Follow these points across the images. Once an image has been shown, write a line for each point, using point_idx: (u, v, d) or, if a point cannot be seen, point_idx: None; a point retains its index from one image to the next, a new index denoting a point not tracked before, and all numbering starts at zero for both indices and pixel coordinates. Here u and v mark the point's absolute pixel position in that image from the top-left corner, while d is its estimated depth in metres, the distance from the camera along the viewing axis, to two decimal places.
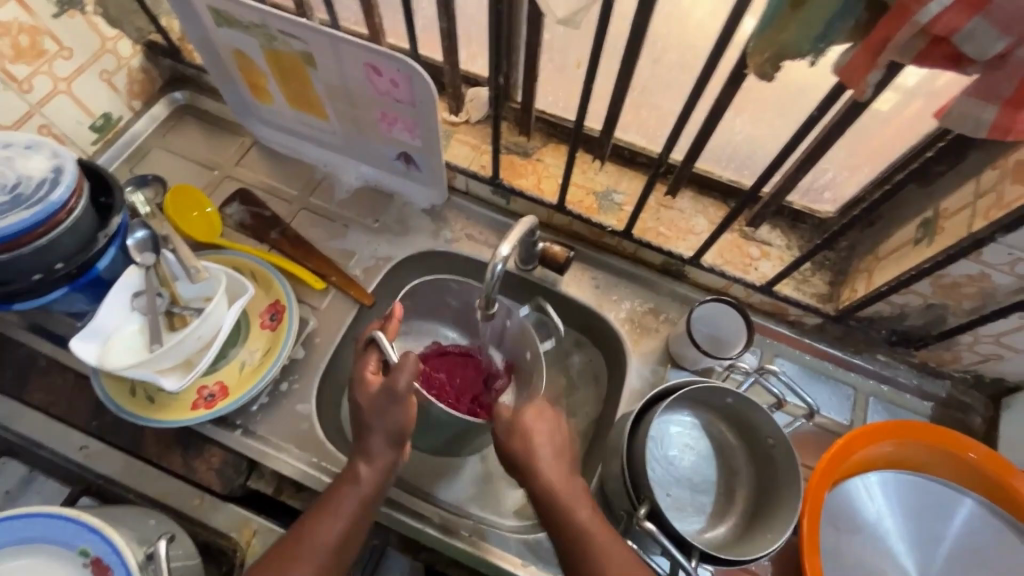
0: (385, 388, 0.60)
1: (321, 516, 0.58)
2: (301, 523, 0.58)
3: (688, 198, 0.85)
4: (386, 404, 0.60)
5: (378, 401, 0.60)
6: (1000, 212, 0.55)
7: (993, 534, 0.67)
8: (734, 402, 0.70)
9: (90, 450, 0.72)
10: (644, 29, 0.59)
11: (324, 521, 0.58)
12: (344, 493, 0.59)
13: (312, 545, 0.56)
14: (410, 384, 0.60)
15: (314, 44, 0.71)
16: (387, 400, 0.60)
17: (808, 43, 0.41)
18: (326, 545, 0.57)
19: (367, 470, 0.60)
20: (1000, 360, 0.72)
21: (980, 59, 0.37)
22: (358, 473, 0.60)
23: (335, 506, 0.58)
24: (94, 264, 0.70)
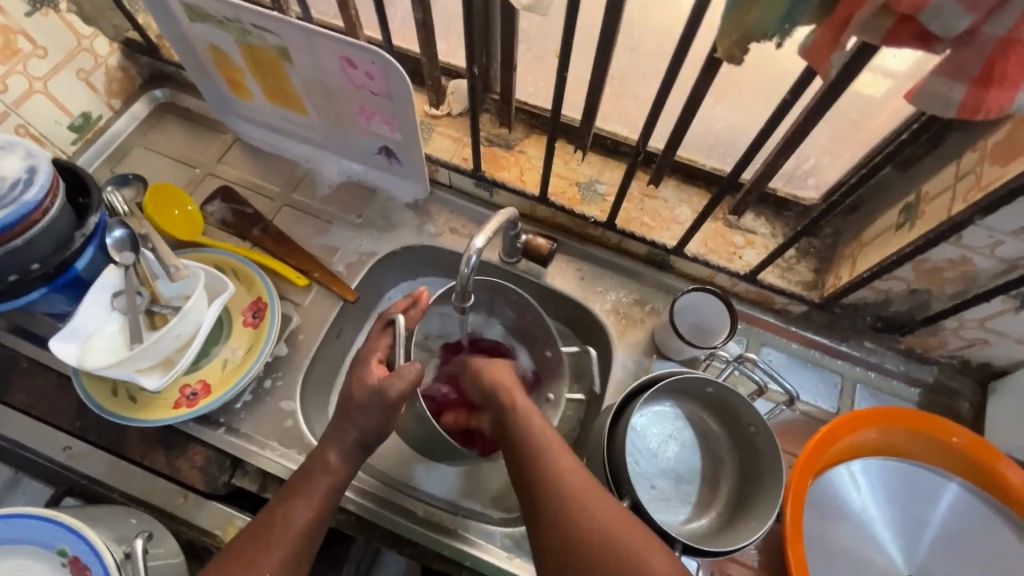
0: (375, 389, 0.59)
1: (292, 501, 0.57)
2: (274, 508, 0.57)
3: (671, 187, 0.84)
4: (374, 406, 0.59)
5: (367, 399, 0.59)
6: (979, 195, 0.54)
7: (978, 518, 0.67)
8: (714, 391, 0.70)
9: (73, 451, 0.71)
10: (617, 16, 0.58)
11: (296, 506, 0.57)
12: (316, 476, 0.59)
13: (285, 529, 0.55)
14: (402, 394, 0.59)
15: (288, 38, 0.70)
16: (374, 401, 0.59)
17: (773, 24, 0.40)
18: (299, 531, 0.56)
19: (339, 459, 0.60)
20: (986, 344, 0.71)
21: (946, 38, 0.36)
22: (330, 463, 0.59)
23: (308, 490, 0.58)
24: (72, 264, 0.70)
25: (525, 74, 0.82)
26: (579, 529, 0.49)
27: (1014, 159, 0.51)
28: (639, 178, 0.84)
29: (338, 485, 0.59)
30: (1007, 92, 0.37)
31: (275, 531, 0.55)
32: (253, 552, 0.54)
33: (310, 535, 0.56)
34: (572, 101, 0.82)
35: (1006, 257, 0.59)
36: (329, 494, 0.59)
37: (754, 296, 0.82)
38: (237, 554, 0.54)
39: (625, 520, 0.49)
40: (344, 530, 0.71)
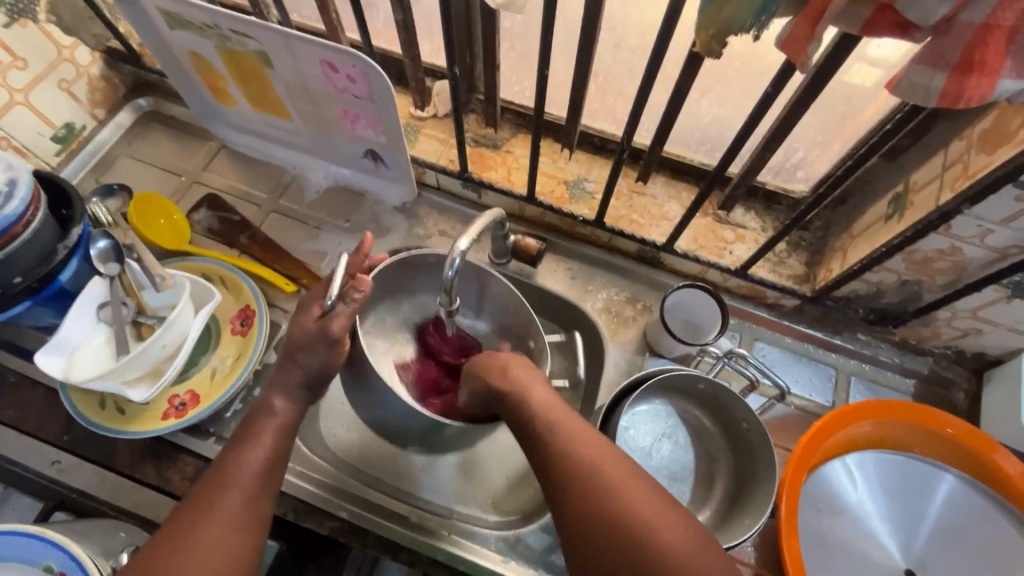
0: (318, 331, 0.60)
1: (244, 446, 0.56)
2: (226, 455, 0.56)
3: (660, 183, 0.83)
4: (316, 345, 0.60)
5: (305, 340, 0.60)
6: (966, 183, 0.54)
7: (975, 510, 0.67)
8: (705, 388, 0.70)
9: (62, 464, 0.71)
10: (597, 12, 0.57)
11: (248, 449, 0.56)
12: (264, 421, 0.58)
13: (237, 472, 0.54)
14: (343, 329, 0.60)
15: (268, 43, 0.69)
16: (319, 343, 0.60)
17: (750, 16, 0.39)
18: (254, 472, 0.55)
19: (284, 403, 0.60)
20: (979, 334, 0.71)
21: (925, 26, 0.35)
22: (273, 405, 0.59)
23: (259, 432, 0.57)
24: (56, 276, 0.69)
25: (509, 73, 0.81)
26: (612, 515, 0.46)
27: (1002, 146, 0.50)
28: (627, 175, 0.84)
29: (288, 426, 0.59)
30: (987, 79, 0.37)
31: (232, 473, 0.54)
32: (211, 495, 0.52)
33: (267, 475, 0.56)
34: (557, 99, 0.81)
35: (996, 246, 0.58)
36: (280, 435, 0.58)
37: (745, 291, 0.81)
38: (193, 502, 0.52)
39: (656, 505, 0.46)
40: (337, 538, 0.69)
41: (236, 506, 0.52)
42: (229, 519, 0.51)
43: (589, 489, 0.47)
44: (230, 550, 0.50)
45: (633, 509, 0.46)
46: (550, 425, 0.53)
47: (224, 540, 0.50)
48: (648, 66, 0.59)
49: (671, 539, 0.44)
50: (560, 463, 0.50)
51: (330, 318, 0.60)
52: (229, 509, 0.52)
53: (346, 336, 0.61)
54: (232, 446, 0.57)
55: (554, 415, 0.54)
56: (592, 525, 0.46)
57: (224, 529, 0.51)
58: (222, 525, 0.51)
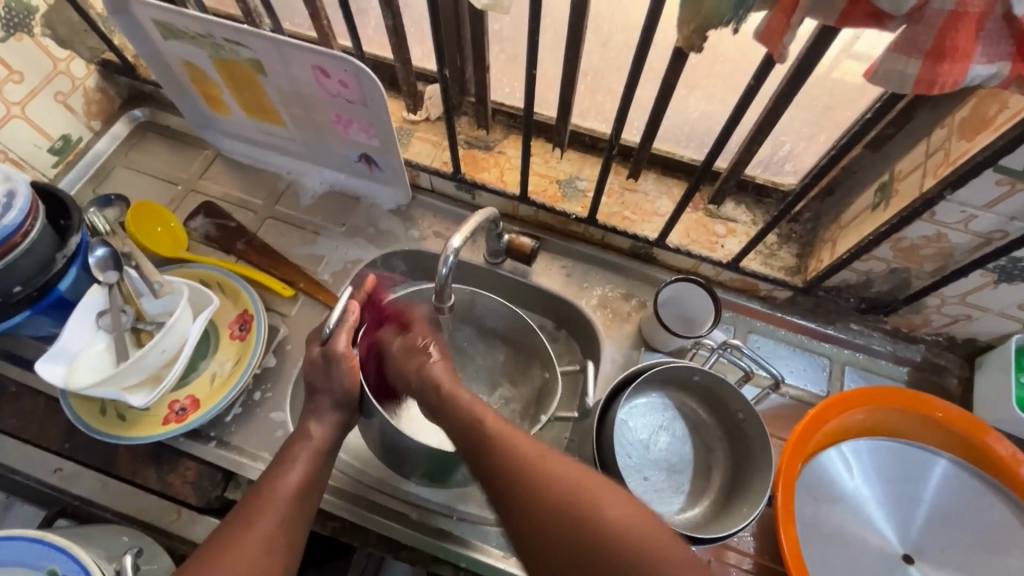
0: (327, 354, 0.61)
1: (279, 471, 0.57)
2: (263, 480, 0.57)
3: (652, 179, 0.84)
4: (327, 368, 0.61)
5: (317, 368, 0.61)
6: (947, 169, 0.55)
7: (970, 492, 0.68)
8: (700, 379, 0.71)
9: (65, 472, 0.71)
10: (583, 12, 0.59)
11: (282, 472, 0.57)
12: (301, 447, 0.59)
13: (275, 493, 0.55)
14: (348, 346, 0.61)
15: (260, 51, 0.70)
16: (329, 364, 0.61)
17: (728, 10, 0.40)
18: (288, 493, 0.56)
19: (319, 427, 0.60)
20: (969, 319, 0.72)
21: (897, 14, 0.37)
22: (309, 430, 0.60)
23: (293, 460, 0.58)
24: (55, 285, 0.70)
25: (499, 75, 0.82)
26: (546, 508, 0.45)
27: (980, 132, 0.52)
28: (617, 173, 0.85)
29: (322, 451, 0.60)
30: (960, 64, 0.38)
31: (267, 496, 0.55)
32: (248, 516, 0.53)
33: (301, 500, 0.56)
34: (547, 100, 0.82)
35: (980, 231, 0.59)
36: (315, 459, 0.59)
37: (738, 285, 0.82)
38: (229, 524, 0.53)
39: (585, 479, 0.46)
40: (340, 538, 0.71)
41: (270, 528, 0.53)
42: (261, 539, 0.52)
43: (521, 482, 0.47)
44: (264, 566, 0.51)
45: (570, 491, 0.45)
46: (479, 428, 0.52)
47: (256, 559, 0.51)
48: (633, 64, 0.60)
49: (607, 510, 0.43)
50: (492, 464, 0.49)
51: (330, 342, 0.61)
52: (261, 531, 0.52)
53: (352, 352, 0.61)
54: (270, 469, 0.58)
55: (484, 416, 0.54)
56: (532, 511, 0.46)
57: (256, 547, 0.51)
58: (255, 543, 0.51)
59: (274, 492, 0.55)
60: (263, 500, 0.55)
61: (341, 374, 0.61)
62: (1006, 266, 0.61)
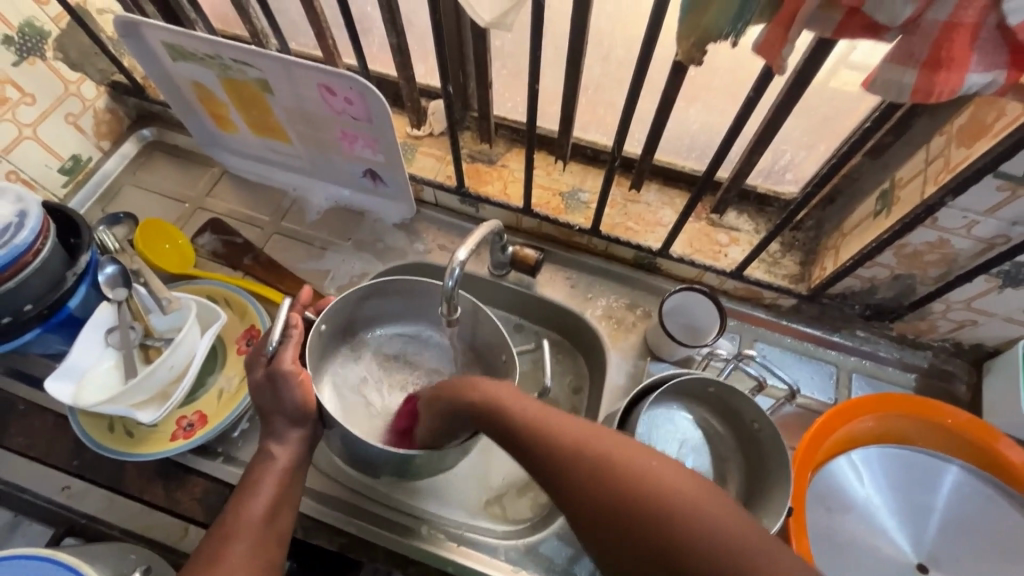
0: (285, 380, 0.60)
1: (246, 495, 0.57)
2: (230, 507, 0.57)
3: (653, 190, 0.85)
4: (275, 386, 0.60)
5: (265, 390, 0.61)
6: (948, 176, 0.55)
7: (982, 497, 0.67)
8: (715, 391, 0.70)
9: (72, 490, 0.71)
10: (584, 28, 0.60)
11: (252, 497, 0.57)
12: (264, 470, 0.59)
13: (247, 519, 0.55)
14: (292, 359, 0.61)
15: (268, 71, 0.72)
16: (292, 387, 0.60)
17: (727, 24, 0.41)
18: (257, 516, 0.56)
19: (282, 449, 0.60)
20: (975, 325, 0.72)
21: (893, 26, 0.37)
22: (272, 453, 0.60)
23: (259, 482, 0.58)
24: (65, 303, 0.70)
25: (502, 91, 0.84)
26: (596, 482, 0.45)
27: (979, 139, 0.52)
28: (620, 184, 0.86)
29: (289, 469, 0.60)
30: (956, 74, 0.38)
31: (235, 525, 0.55)
32: (220, 544, 0.54)
33: (270, 520, 0.57)
34: (548, 114, 0.84)
35: (983, 236, 0.60)
36: (283, 481, 0.59)
37: (743, 293, 0.82)
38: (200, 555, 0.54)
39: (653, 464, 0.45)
40: (348, 554, 0.70)
41: (241, 554, 0.54)
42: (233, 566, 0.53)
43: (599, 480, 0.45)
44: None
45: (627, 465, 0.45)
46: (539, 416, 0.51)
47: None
48: (634, 77, 0.61)
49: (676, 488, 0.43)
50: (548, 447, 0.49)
51: (275, 359, 0.61)
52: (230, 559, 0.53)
53: (298, 365, 0.61)
54: (237, 492, 0.58)
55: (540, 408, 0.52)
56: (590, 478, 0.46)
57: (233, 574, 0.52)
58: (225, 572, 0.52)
59: (245, 517, 0.56)
60: (235, 525, 0.55)
61: (289, 389, 0.60)
62: (1011, 270, 0.61)
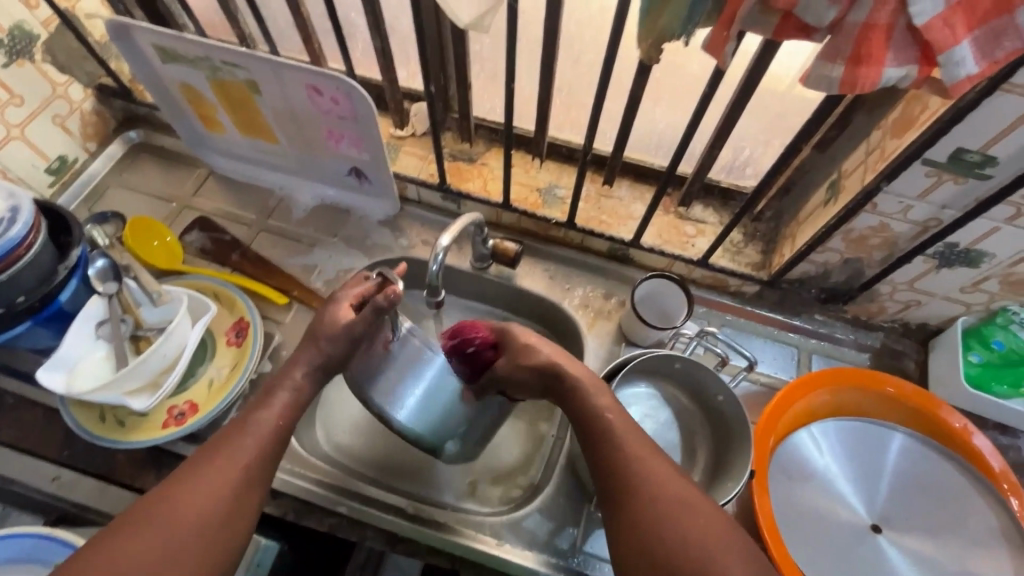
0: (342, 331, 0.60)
1: (258, 407, 0.58)
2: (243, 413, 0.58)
3: (625, 186, 0.91)
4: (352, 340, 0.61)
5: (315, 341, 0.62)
6: (883, 164, 0.61)
7: (925, 460, 0.73)
8: (682, 366, 0.75)
9: (62, 480, 0.72)
10: (556, 33, 0.65)
11: (260, 420, 0.57)
12: (284, 390, 0.59)
13: (248, 441, 0.55)
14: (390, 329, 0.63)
15: (257, 72, 0.75)
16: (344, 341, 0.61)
17: (679, 25, 0.46)
18: (259, 447, 0.55)
19: None
20: (919, 305, 0.78)
21: (820, 27, 0.43)
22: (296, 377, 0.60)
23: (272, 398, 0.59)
24: (56, 296, 0.72)
25: (480, 92, 0.88)
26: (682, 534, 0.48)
27: (908, 130, 0.58)
28: (593, 181, 0.91)
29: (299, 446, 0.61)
30: (875, 68, 0.44)
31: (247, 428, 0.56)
32: (218, 462, 0.53)
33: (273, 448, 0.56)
34: (525, 114, 0.88)
35: (918, 220, 0.66)
36: (291, 409, 0.59)
37: (710, 281, 0.88)
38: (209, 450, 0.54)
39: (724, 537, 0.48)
40: (338, 534, 0.72)
41: (249, 457, 0.54)
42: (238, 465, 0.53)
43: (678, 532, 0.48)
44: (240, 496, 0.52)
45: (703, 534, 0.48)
46: (633, 457, 0.54)
47: (231, 486, 0.52)
48: (602, 77, 0.67)
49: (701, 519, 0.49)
50: (641, 491, 0.51)
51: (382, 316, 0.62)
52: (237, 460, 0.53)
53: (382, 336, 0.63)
54: (248, 410, 0.58)
55: (636, 450, 0.55)
56: (670, 532, 0.48)
57: (223, 496, 0.51)
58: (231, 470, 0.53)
59: (248, 437, 0.55)
60: (236, 447, 0.54)
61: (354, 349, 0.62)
62: (944, 251, 0.68)
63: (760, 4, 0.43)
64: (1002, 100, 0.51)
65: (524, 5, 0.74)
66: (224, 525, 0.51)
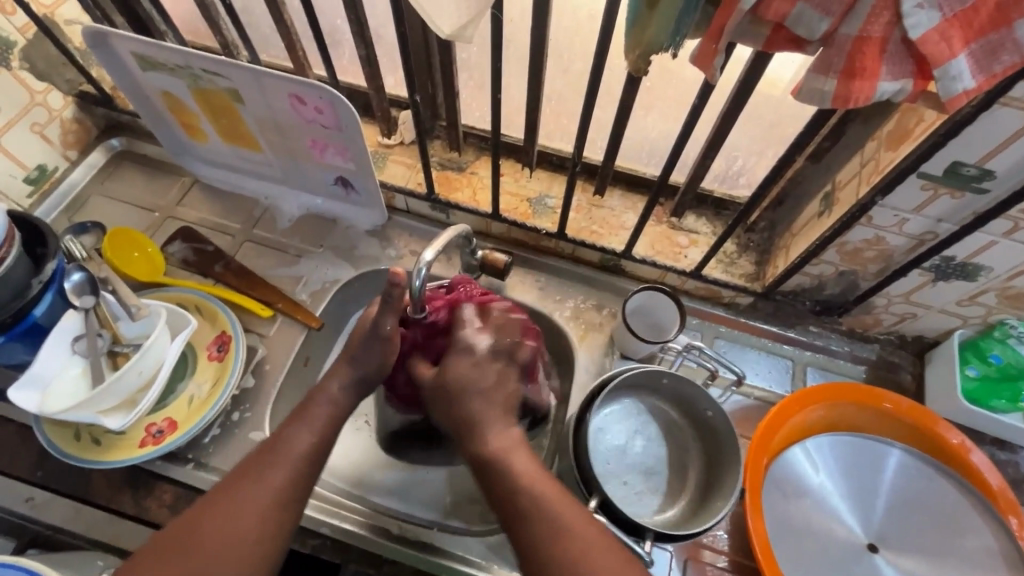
0: (369, 328, 0.61)
1: (290, 424, 0.58)
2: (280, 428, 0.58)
3: (617, 196, 0.89)
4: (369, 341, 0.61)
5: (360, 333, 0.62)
6: (877, 177, 0.60)
7: (923, 477, 0.72)
8: (670, 382, 0.74)
9: (37, 501, 0.70)
10: (542, 42, 0.63)
11: (298, 430, 0.57)
12: (319, 403, 0.59)
13: (287, 453, 0.55)
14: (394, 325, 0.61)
15: (238, 81, 0.74)
16: (369, 339, 0.61)
17: (667, 37, 0.45)
18: (299, 458, 0.56)
19: None
20: (915, 317, 0.77)
21: (812, 40, 0.42)
22: (330, 391, 0.60)
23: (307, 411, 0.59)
24: (29, 311, 0.70)
25: (469, 101, 0.86)
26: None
27: (903, 143, 0.57)
28: (584, 190, 0.90)
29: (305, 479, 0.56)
30: (868, 82, 0.43)
31: (279, 448, 0.56)
32: (257, 470, 0.54)
33: (312, 460, 0.56)
34: (514, 123, 0.87)
35: (913, 233, 0.65)
36: (328, 425, 0.59)
37: (703, 292, 0.86)
38: (239, 472, 0.54)
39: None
40: (320, 555, 0.70)
41: (280, 481, 0.54)
42: (269, 487, 0.53)
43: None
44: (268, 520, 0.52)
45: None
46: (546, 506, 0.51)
47: (271, 499, 0.53)
48: (590, 87, 0.65)
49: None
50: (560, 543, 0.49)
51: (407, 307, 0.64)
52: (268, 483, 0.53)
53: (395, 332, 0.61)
54: (289, 420, 0.59)
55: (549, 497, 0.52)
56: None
57: (260, 504, 0.52)
58: (260, 494, 0.53)
59: (289, 446, 0.56)
60: (279, 454, 0.55)
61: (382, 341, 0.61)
62: (940, 264, 0.66)
63: (749, 16, 0.42)
64: (1000, 113, 0.50)
65: (511, 13, 0.72)
66: (252, 550, 0.51)
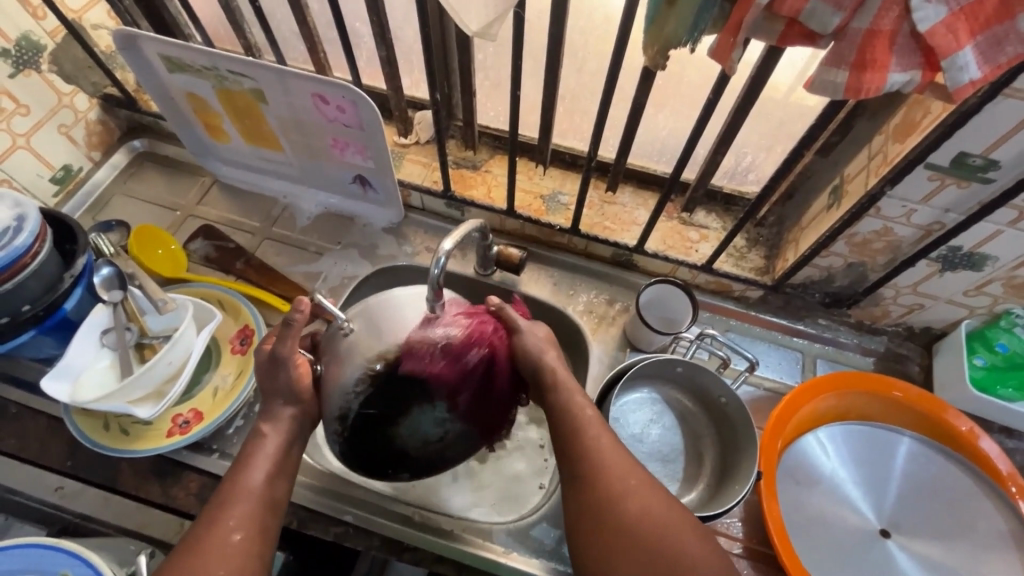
0: (269, 355, 0.60)
1: (239, 470, 0.56)
2: (226, 480, 0.56)
3: (628, 192, 0.91)
4: (270, 371, 0.60)
5: (263, 370, 0.60)
6: (886, 169, 0.62)
7: (930, 464, 0.74)
8: (683, 370, 0.75)
9: (66, 490, 0.74)
10: (560, 41, 0.65)
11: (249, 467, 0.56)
12: (257, 443, 0.58)
13: (241, 487, 0.54)
14: (291, 347, 0.59)
15: (264, 81, 0.76)
16: (272, 368, 0.60)
17: (685, 33, 0.47)
18: (255, 489, 0.55)
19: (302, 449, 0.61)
20: (922, 309, 0.79)
21: (825, 34, 0.44)
22: (262, 432, 0.59)
23: (255, 457, 0.57)
24: (60, 305, 0.72)
25: (484, 101, 0.89)
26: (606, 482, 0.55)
27: (911, 135, 0.59)
28: (597, 187, 0.92)
29: (266, 510, 0.55)
30: (879, 73, 0.45)
31: (233, 492, 0.54)
32: (215, 510, 0.53)
33: (270, 488, 0.56)
34: (530, 121, 0.89)
35: (921, 224, 0.67)
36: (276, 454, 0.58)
37: (714, 287, 0.88)
38: (198, 521, 0.52)
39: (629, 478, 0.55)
40: (343, 543, 0.71)
41: (239, 518, 0.52)
42: (232, 529, 0.52)
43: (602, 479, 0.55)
44: (242, 558, 0.51)
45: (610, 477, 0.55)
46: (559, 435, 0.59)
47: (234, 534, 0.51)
48: (606, 85, 0.67)
49: (688, 549, 0.49)
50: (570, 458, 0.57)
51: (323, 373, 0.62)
52: (229, 526, 0.52)
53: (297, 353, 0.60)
54: (234, 464, 0.57)
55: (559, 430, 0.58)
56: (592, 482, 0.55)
57: (227, 539, 0.51)
58: (227, 537, 0.51)
59: (242, 483, 0.55)
60: (233, 493, 0.54)
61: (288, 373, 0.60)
62: (947, 254, 0.68)
63: (764, 11, 0.44)
64: (1003, 105, 0.52)
65: (529, 15, 0.75)
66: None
